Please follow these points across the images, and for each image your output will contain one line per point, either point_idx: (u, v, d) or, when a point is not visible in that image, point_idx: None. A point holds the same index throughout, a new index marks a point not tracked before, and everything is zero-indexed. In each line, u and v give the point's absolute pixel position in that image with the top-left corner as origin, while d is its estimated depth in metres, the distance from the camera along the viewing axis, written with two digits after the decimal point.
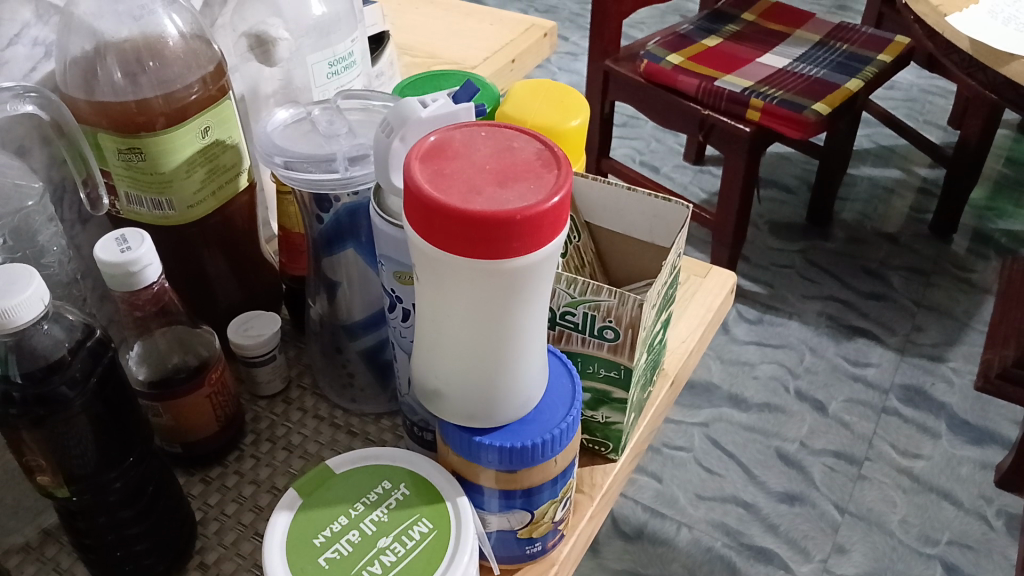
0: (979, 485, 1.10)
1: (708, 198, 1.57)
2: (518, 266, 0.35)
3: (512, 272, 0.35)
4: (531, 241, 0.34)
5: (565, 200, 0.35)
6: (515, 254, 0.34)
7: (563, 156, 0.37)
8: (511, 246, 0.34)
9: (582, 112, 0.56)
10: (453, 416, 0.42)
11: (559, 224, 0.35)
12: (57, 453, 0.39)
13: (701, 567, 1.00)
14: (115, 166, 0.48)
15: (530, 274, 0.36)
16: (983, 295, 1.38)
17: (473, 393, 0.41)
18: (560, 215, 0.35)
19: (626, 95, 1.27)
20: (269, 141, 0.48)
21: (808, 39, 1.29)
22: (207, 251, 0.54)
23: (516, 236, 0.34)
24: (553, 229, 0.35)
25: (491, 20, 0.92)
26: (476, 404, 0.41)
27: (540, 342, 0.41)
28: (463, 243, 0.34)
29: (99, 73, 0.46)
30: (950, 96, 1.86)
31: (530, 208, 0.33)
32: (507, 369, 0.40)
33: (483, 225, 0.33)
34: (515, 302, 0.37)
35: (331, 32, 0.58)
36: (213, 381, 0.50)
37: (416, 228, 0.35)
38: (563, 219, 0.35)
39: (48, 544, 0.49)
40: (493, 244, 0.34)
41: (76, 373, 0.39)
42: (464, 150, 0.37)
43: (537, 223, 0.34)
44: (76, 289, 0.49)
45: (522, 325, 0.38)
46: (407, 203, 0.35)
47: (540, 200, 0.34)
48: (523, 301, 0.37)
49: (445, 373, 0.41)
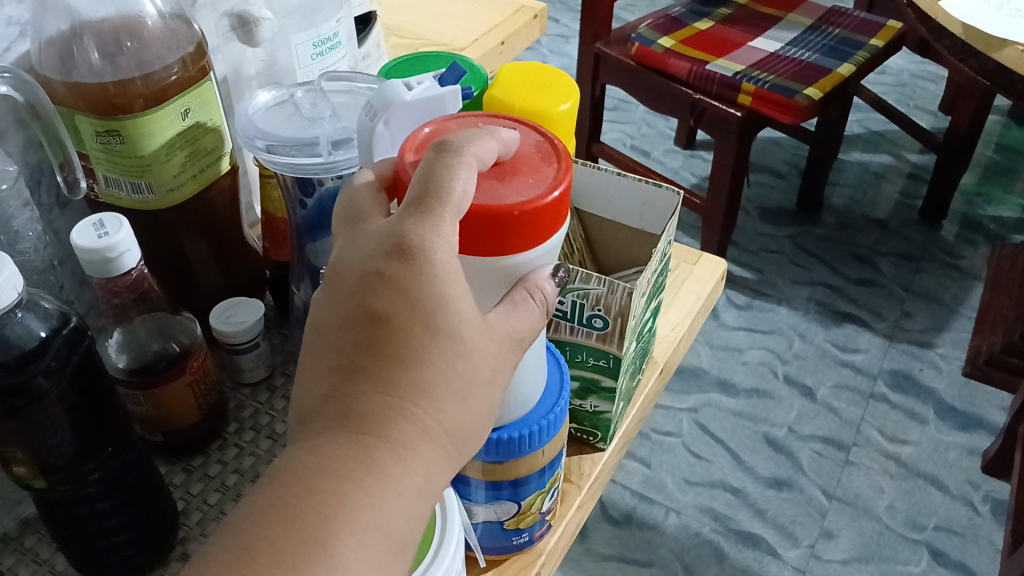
0: (965, 471, 1.11)
1: (699, 182, 1.56)
2: (513, 264, 0.35)
3: (505, 270, 0.35)
4: (530, 239, 0.34)
5: (567, 201, 0.35)
6: (511, 250, 0.34)
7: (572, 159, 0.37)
8: (508, 242, 0.34)
9: (571, 95, 0.55)
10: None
11: (557, 225, 0.35)
12: (31, 444, 0.39)
13: (689, 553, 1.01)
14: (93, 149, 0.47)
15: (524, 271, 0.36)
16: (972, 281, 1.38)
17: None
18: (559, 212, 0.35)
19: (616, 78, 1.26)
20: (251, 125, 0.47)
21: (799, 23, 1.28)
22: (188, 237, 0.53)
23: (514, 233, 0.34)
24: (552, 230, 0.35)
25: (480, 1, 0.91)
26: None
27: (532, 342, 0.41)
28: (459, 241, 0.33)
29: (76, 53, 0.45)
30: (940, 81, 1.86)
31: (530, 205, 0.33)
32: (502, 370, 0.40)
33: (480, 220, 0.33)
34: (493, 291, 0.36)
35: (316, 12, 0.57)
36: (193, 369, 0.49)
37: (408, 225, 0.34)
38: (562, 220, 0.36)
39: (27, 534, 0.48)
40: (490, 241, 0.33)
41: (50, 363, 0.38)
42: None
43: (536, 220, 0.34)
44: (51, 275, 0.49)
45: None
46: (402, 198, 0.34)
47: (541, 194, 0.34)
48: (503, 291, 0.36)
49: None
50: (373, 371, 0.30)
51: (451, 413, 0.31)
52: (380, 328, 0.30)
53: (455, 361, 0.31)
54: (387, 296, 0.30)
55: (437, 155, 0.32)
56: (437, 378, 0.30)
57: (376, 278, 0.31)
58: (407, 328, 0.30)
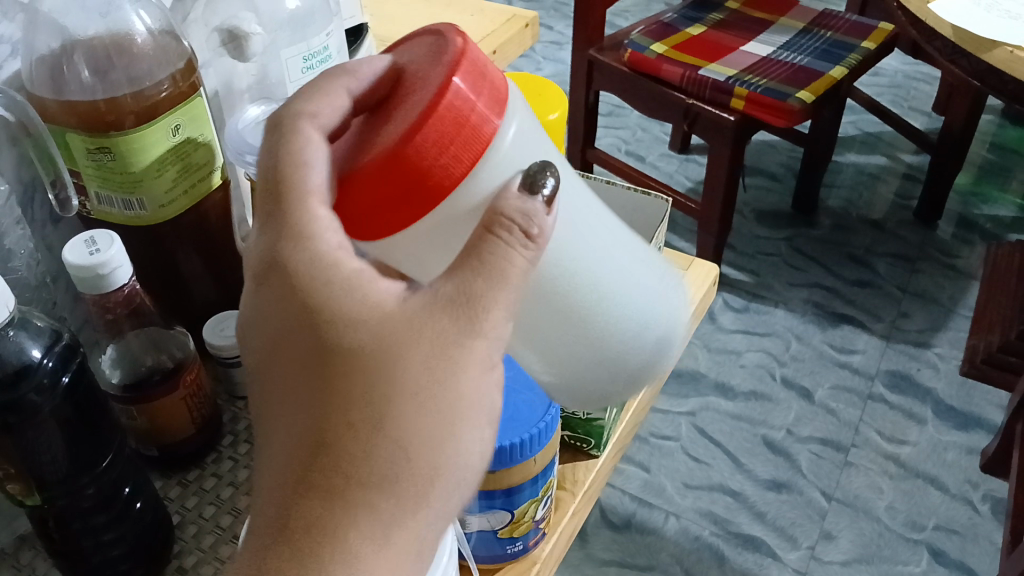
0: (964, 470, 1.11)
1: (694, 186, 1.56)
2: (467, 194, 0.35)
3: (466, 213, 0.35)
4: (450, 163, 0.34)
5: (463, 93, 0.34)
6: (449, 181, 0.34)
7: (467, 41, 0.35)
8: (435, 172, 0.34)
9: (560, 105, 0.59)
10: (580, 405, 0.48)
11: (482, 129, 0.34)
12: (26, 460, 0.39)
13: (689, 557, 1.01)
14: (85, 166, 0.47)
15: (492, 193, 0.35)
16: (968, 281, 1.38)
17: (582, 377, 0.45)
18: (466, 110, 0.34)
19: (610, 84, 1.26)
20: (240, 139, 0.51)
21: (791, 26, 1.29)
22: (180, 250, 0.53)
23: (431, 160, 0.33)
24: (474, 140, 0.34)
25: (472, 10, 0.91)
26: (595, 381, 0.46)
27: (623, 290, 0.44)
28: (385, 212, 0.34)
29: (66, 71, 0.45)
30: (934, 81, 1.86)
31: (417, 123, 0.33)
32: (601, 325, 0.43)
33: (392, 173, 0.33)
34: (552, 265, 0.40)
35: (307, 24, 0.56)
36: (187, 383, 0.49)
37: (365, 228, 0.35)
38: (484, 119, 0.34)
39: (24, 549, 0.49)
40: (417, 183, 0.34)
41: (42, 380, 0.38)
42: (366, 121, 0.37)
43: (439, 134, 0.33)
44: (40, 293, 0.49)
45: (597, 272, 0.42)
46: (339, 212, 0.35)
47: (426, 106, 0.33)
48: (562, 257, 0.40)
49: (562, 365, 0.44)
50: (303, 382, 0.32)
51: (397, 397, 0.31)
52: (294, 336, 0.32)
53: (372, 347, 0.31)
54: (301, 329, 0.32)
55: (282, 166, 0.34)
56: (358, 370, 0.31)
57: (277, 296, 0.33)
58: (310, 331, 0.32)
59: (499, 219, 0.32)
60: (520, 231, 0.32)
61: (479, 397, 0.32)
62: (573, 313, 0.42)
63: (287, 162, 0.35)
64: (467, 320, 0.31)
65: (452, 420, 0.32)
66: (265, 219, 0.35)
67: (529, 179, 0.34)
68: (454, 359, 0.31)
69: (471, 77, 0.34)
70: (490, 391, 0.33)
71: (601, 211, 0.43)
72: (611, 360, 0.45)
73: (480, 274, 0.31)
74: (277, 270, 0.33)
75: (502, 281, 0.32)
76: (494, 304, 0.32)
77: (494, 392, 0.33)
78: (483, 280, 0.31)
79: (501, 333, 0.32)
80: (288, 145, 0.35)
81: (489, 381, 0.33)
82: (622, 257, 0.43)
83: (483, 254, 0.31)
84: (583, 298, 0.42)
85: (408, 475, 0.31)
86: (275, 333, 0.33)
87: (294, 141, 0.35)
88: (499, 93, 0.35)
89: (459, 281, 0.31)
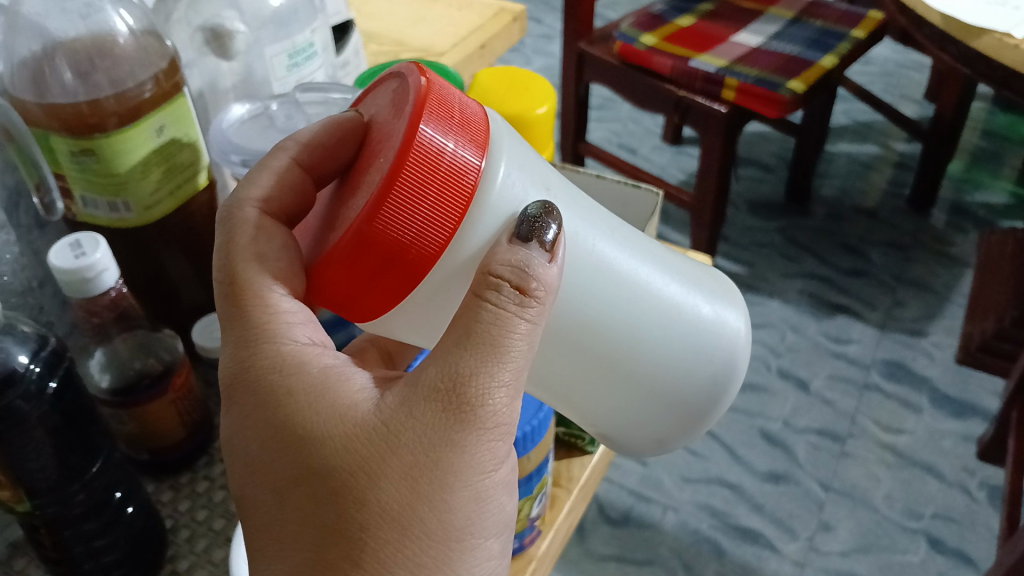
0: (961, 458, 1.11)
1: (687, 179, 1.56)
2: (457, 253, 0.35)
3: (458, 271, 0.36)
4: (425, 230, 0.34)
5: (428, 149, 0.34)
6: (430, 242, 0.34)
7: (426, 89, 0.35)
8: (410, 236, 0.34)
9: (548, 99, 0.59)
10: (644, 448, 0.46)
11: (463, 181, 0.34)
12: (15, 468, 0.39)
13: (688, 550, 1.01)
14: (69, 169, 0.47)
15: (485, 246, 0.35)
16: (962, 268, 1.38)
17: (631, 416, 0.43)
18: (440, 166, 0.34)
19: (601, 77, 1.26)
20: (224, 139, 0.52)
21: (782, 15, 1.28)
22: (168, 253, 0.52)
23: (403, 224, 0.34)
24: (454, 194, 0.34)
25: (460, 4, 0.91)
26: (649, 419, 0.43)
27: (670, 323, 0.41)
28: (373, 286, 0.35)
29: (47, 73, 0.45)
30: (924, 69, 1.86)
31: (381, 190, 0.34)
32: (644, 365, 0.41)
33: (367, 248, 0.34)
34: (568, 312, 0.38)
35: (290, 23, 0.56)
36: (178, 387, 0.49)
37: (366, 298, 0.36)
38: (461, 170, 0.34)
39: (17, 557, 0.48)
40: (393, 249, 0.34)
41: (30, 387, 0.38)
42: (350, 186, 0.38)
43: (410, 195, 0.34)
44: (21, 298, 0.50)
45: (631, 311, 0.40)
46: (334, 288, 0.36)
47: (389, 171, 0.34)
48: (578, 299, 0.38)
49: (614, 413, 0.43)
50: (290, 489, 0.34)
51: (388, 489, 0.32)
52: (273, 446, 0.34)
53: (353, 446, 0.33)
54: (280, 439, 0.34)
55: (237, 275, 0.36)
56: (342, 470, 0.32)
57: (253, 410, 0.35)
58: (288, 438, 0.34)
59: (489, 278, 0.32)
60: (513, 288, 0.32)
61: (481, 475, 0.33)
62: (602, 362, 0.40)
63: (244, 271, 0.36)
64: (452, 404, 0.32)
65: (451, 501, 0.33)
66: (231, 336, 0.36)
67: (530, 226, 0.34)
68: (444, 443, 0.32)
69: (434, 130, 0.34)
70: (493, 467, 0.34)
71: (619, 237, 0.40)
72: (656, 394, 0.42)
73: (465, 349, 0.32)
74: (251, 382, 0.35)
75: (490, 350, 0.32)
76: (482, 379, 0.32)
77: (498, 470, 0.34)
78: (468, 354, 0.32)
79: (500, 409, 0.33)
80: (241, 249, 0.37)
81: (492, 458, 0.34)
82: (649, 281, 0.40)
83: (472, 323, 0.32)
84: (608, 340, 0.39)
85: (415, 564, 0.33)
86: (252, 447, 0.35)
87: (250, 244, 0.37)
88: (473, 137, 0.35)
89: (441, 364, 0.32)
